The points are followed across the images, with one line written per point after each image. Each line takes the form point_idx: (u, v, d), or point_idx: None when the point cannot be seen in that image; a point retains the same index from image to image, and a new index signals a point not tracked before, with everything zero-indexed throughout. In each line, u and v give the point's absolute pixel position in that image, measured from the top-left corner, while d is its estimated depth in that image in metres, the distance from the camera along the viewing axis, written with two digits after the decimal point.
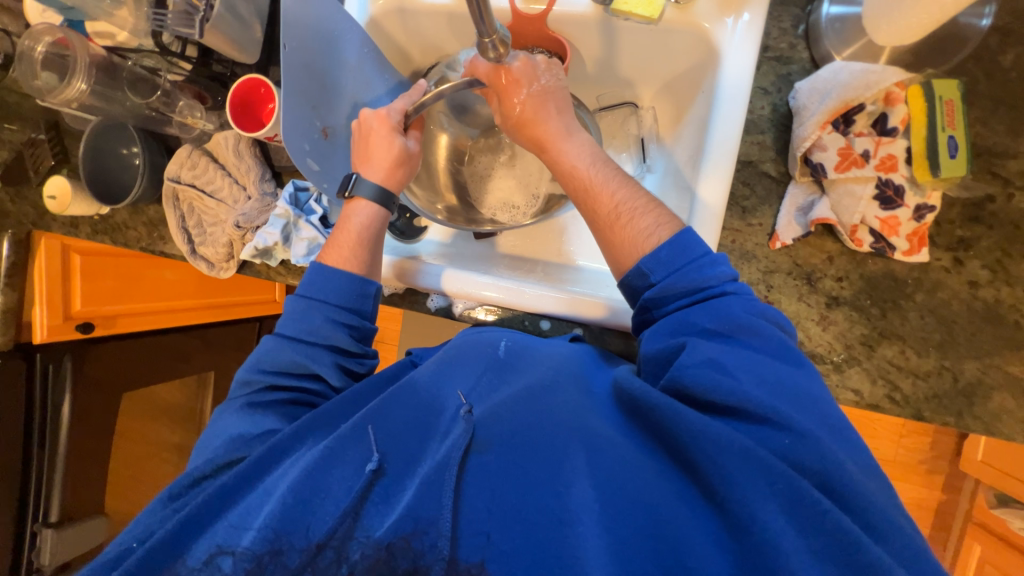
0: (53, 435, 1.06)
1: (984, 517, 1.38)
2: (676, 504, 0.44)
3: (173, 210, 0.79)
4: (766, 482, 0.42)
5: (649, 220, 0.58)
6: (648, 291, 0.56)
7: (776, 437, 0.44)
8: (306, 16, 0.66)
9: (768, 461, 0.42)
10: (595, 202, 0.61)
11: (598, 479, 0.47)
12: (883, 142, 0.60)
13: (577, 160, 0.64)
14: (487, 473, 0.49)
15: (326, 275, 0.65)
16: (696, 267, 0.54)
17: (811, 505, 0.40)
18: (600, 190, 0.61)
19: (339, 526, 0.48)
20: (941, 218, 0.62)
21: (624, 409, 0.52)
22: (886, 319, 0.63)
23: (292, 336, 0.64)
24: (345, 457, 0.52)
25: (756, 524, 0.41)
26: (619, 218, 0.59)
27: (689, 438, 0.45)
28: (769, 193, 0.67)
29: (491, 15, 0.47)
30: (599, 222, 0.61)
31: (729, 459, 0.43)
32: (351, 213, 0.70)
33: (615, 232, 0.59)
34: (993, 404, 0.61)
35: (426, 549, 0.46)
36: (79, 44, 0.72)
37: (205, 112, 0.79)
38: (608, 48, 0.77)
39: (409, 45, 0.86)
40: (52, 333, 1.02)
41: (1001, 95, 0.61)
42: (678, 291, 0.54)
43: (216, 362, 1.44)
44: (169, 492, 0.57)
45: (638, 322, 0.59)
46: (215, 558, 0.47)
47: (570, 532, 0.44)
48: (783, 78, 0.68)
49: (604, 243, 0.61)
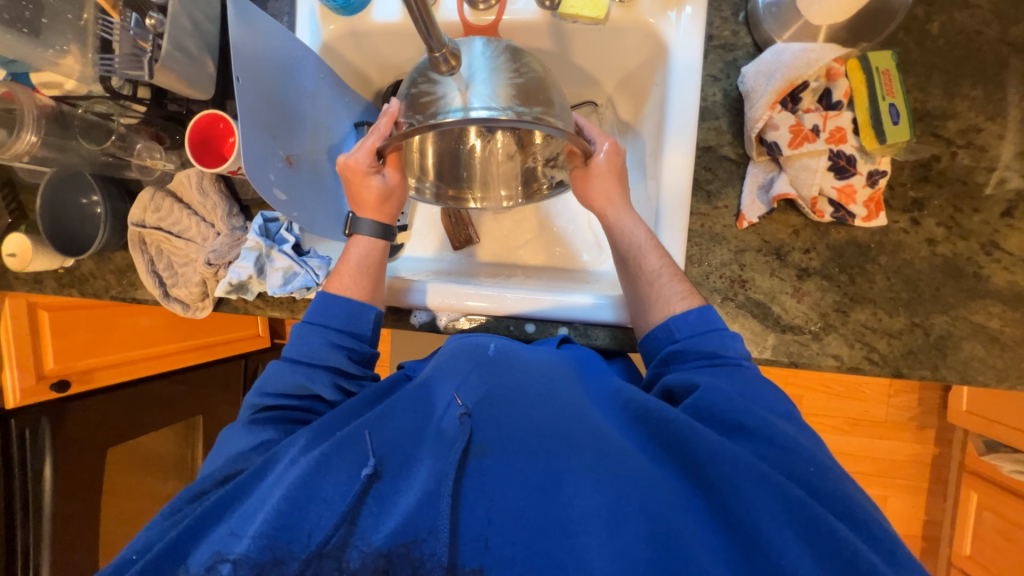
0: (37, 501, 1.02)
1: (976, 465, 1.42)
2: (685, 518, 0.46)
3: (140, 254, 0.77)
4: (781, 507, 0.45)
5: (673, 290, 0.63)
6: (669, 345, 0.60)
7: (800, 464, 0.48)
8: (257, 47, 0.66)
9: (788, 491, 0.45)
10: (637, 266, 0.66)
11: (603, 484, 0.47)
12: (830, 115, 0.62)
13: (639, 224, 0.69)
14: (487, 476, 0.49)
15: (327, 302, 0.66)
16: (714, 335, 0.59)
17: (828, 533, 0.43)
18: (643, 255, 0.66)
19: (335, 533, 0.47)
20: (894, 181, 0.65)
21: (629, 416, 0.53)
22: (855, 284, 0.66)
23: (295, 359, 0.64)
24: (339, 462, 0.51)
25: (775, 549, 0.43)
26: (659, 281, 0.64)
27: (705, 457, 0.48)
28: (731, 175, 0.69)
29: (438, 29, 0.48)
30: (641, 283, 0.65)
31: (745, 483, 0.46)
32: (350, 249, 0.70)
33: (653, 288, 0.64)
34: (964, 353, 0.64)
35: (426, 557, 0.45)
36: (24, 96, 0.70)
37: (163, 152, 0.78)
38: (562, 52, 0.79)
39: (366, 66, 0.87)
40: (26, 396, 0.99)
41: (932, 61, 0.65)
42: (696, 353, 0.58)
43: (204, 405, 1.40)
44: (169, 507, 0.55)
45: (652, 375, 0.62)
46: (216, 565, 0.46)
47: (574, 543, 0.44)
48: (730, 64, 0.70)
49: (640, 298, 0.66)
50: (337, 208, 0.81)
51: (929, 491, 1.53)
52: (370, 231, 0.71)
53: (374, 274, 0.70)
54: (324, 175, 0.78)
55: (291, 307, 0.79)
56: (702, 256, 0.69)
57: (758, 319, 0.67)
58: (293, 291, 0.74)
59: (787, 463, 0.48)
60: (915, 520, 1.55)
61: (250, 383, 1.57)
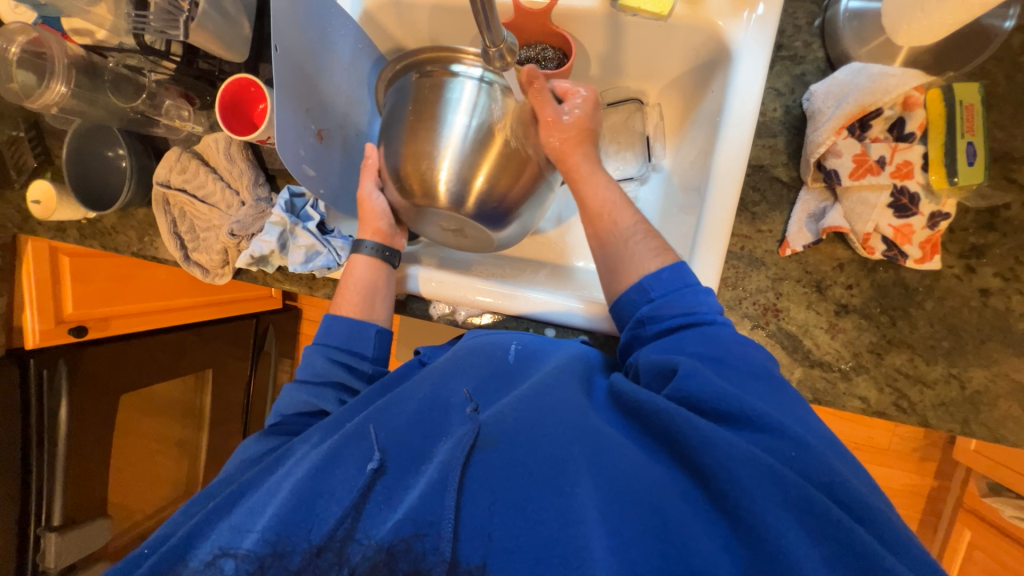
0: (52, 441, 1.03)
1: (973, 504, 1.41)
2: (683, 508, 0.43)
3: (163, 215, 0.76)
4: (778, 491, 0.41)
5: (646, 249, 0.60)
6: (645, 306, 0.58)
7: (782, 448, 0.44)
8: (298, 10, 0.62)
9: (780, 472, 0.42)
10: (608, 226, 0.63)
11: (603, 478, 0.45)
12: (900, 148, 0.58)
13: (606, 191, 0.64)
14: (490, 468, 0.48)
15: (335, 322, 0.67)
16: (689, 292, 0.56)
17: (822, 516, 0.40)
18: (613, 216, 0.63)
19: (339, 525, 0.47)
20: (955, 225, 0.61)
21: (623, 413, 0.52)
22: (895, 327, 0.63)
23: (301, 379, 0.65)
24: (348, 456, 0.51)
25: (769, 532, 0.40)
26: (632, 239, 0.61)
27: (697, 443, 0.44)
28: (780, 199, 0.65)
29: (498, 21, 0.45)
30: (612, 245, 0.62)
31: (740, 469, 0.42)
32: (352, 267, 0.70)
33: (628, 249, 0.61)
34: (999, 411, 0.61)
35: (428, 551, 0.44)
36: (55, 43, 0.69)
37: (193, 112, 0.75)
38: (615, 45, 0.74)
39: (406, 38, 0.82)
40: (45, 338, 1.02)
41: (1020, 98, 0.59)
42: (672, 310, 0.55)
43: (216, 359, 1.42)
44: (185, 506, 0.55)
45: (629, 338, 0.59)
46: (218, 560, 0.46)
47: (573, 532, 0.43)
48: (797, 78, 0.65)
49: (609, 259, 0.63)
50: None
51: (920, 522, 1.53)
52: (369, 251, 0.70)
53: (374, 296, 0.69)
54: (355, 152, 0.75)
55: (311, 284, 0.77)
56: (738, 280, 0.66)
57: (786, 351, 0.65)
58: (314, 270, 0.73)
59: (779, 447, 0.44)
60: None
61: (260, 342, 1.58)
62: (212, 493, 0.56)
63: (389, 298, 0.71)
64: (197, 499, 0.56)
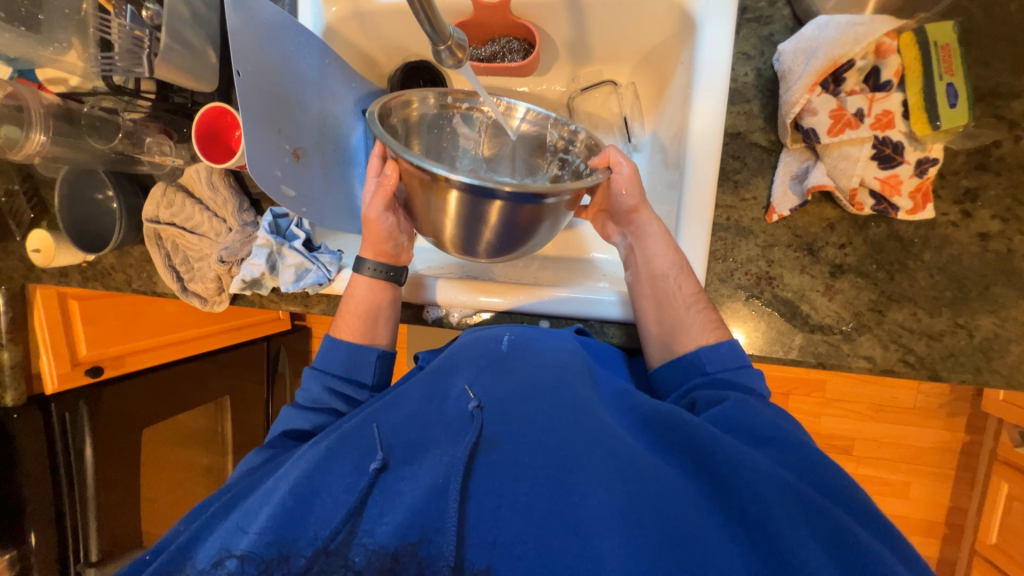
0: (81, 480, 1.06)
1: (1007, 455, 1.37)
2: (701, 519, 0.43)
3: (157, 249, 0.77)
4: (803, 515, 0.42)
5: (698, 320, 0.60)
6: (698, 377, 0.57)
7: (828, 474, 0.45)
8: (258, 34, 0.63)
9: (808, 496, 0.43)
10: (667, 289, 0.62)
11: (616, 486, 0.45)
12: (877, 97, 0.56)
13: (659, 262, 0.63)
14: (495, 469, 0.48)
15: (332, 346, 0.67)
16: (744, 372, 0.56)
17: (849, 543, 0.40)
18: (677, 280, 0.62)
19: (341, 528, 0.47)
20: (945, 170, 0.59)
21: (639, 420, 0.52)
22: (894, 282, 0.61)
23: (300, 405, 0.66)
24: (346, 454, 0.52)
25: (796, 553, 0.39)
26: (687, 308, 0.61)
27: (724, 460, 0.45)
28: (761, 164, 0.64)
29: (441, 19, 0.45)
30: (670, 308, 0.62)
31: (765, 487, 0.43)
32: (352, 288, 0.69)
33: (688, 317, 0.60)
34: (1012, 356, 0.59)
35: (434, 556, 0.44)
36: (30, 95, 0.70)
37: (174, 146, 0.77)
38: (578, 30, 0.74)
39: (372, 48, 0.83)
40: (63, 382, 1.04)
41: (1000, 31, 0.57)
42: (729, 385, 0.55)
43: (232, 386, 1.44)
44: (198, 506, 0.56)
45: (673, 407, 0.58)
46: (224, 561, 0.45)
47: (586, 544, 0.42)
48: (765, 40, 0.64)
49: (661, 328, 0.62)
50: (349, 201, 0.79)
51: (955, 479, 1.49)
52: (370, 270, 0.69)
53: (375, 317, 0.69)
54: (333, 168, 0.76)
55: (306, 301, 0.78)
56: (727, 252, 0.65)
57: (784, 318, 0.63)
58: (306, 287, 0.73)
59: (812, 470, 0.46)
60: (938, 506, 1.52)
61: (273, 364, 1.61)
62: (221, 495, 0.57)
63: (393, 319, 0.70)
64: (202, 505, 0.56)
